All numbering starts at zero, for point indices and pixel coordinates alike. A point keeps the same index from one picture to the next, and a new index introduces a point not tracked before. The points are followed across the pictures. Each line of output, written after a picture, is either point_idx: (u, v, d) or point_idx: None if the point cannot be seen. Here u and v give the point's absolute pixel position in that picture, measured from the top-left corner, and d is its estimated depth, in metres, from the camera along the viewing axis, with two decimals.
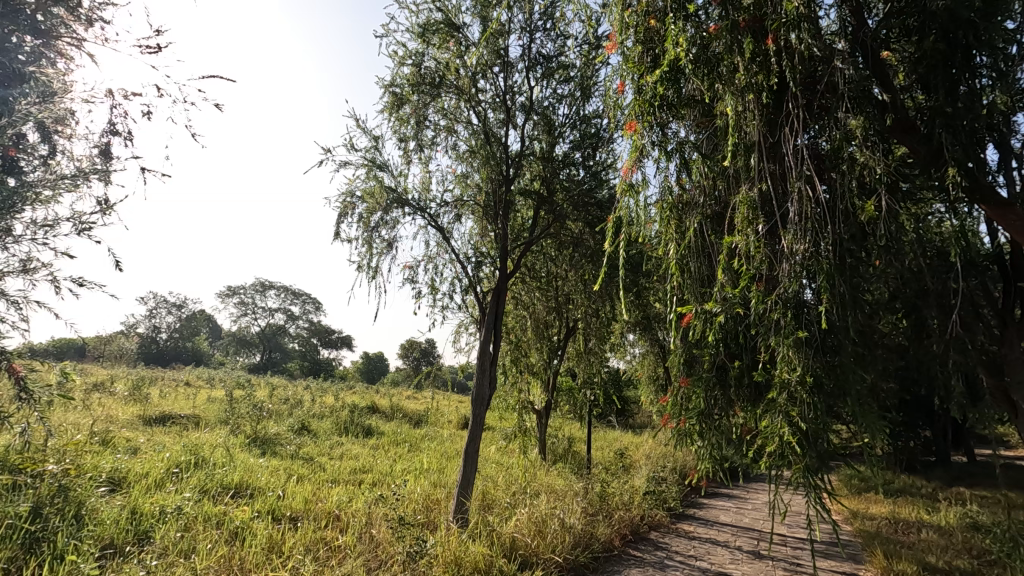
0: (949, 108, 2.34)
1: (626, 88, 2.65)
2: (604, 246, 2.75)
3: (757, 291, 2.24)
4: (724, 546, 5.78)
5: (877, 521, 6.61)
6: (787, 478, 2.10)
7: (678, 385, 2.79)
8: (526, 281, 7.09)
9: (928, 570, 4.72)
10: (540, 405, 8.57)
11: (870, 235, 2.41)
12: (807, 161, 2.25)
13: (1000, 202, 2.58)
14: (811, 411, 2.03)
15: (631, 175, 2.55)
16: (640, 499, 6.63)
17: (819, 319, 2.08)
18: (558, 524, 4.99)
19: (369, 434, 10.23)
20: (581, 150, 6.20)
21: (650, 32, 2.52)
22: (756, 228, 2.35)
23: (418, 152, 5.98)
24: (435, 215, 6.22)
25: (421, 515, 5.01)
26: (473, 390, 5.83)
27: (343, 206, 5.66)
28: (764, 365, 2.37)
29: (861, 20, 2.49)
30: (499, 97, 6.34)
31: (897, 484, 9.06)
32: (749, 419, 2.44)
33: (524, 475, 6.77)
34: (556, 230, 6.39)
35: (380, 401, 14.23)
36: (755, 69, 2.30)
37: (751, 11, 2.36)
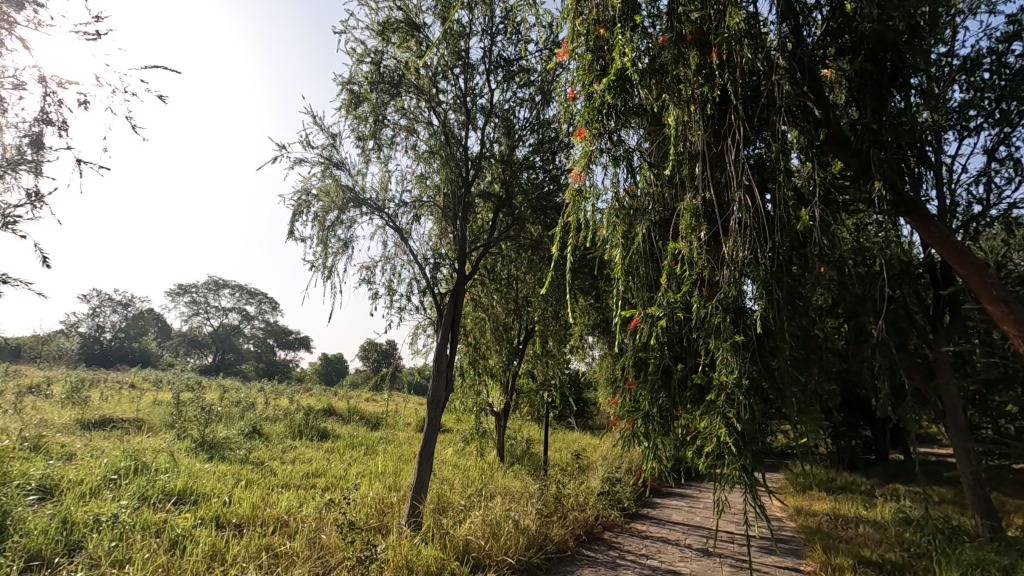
0: (876, 125, 2.47)
1: (577, 94, 2.69)
2: (553, 251, 2.79)
3: (698, 296, 2.33)
4: (674, 544, 5.91)
5: (819, 517, 6.91)
6: (724, 476, 2.17)
7: (626, 387, 2.85)
8: (485, 283, 7.10)
9: (863, 562, 4.97)
10: (499, 407, 8.59)
11: (806, 242, 2.52)
12: (747, 171, 2.34)
13: (923, 215, 2.75)
14: (747, 412, 2.11)
15: (581, 182, 2.59)
16: (595, 499, 6.73)
17: (755, 324, 2.17)
18: (513, 526, 5.02)
19: (324, 437, 10.03)
20: (540, 154, 6.27)
21: (599, 41, 2.55)
22: (699, 236, 2.44)
23: (377, 152, 5.92)
24: (393, 215, 6.16)
25: (374, 519, 4.94)
26: (429, 392, 5.78)
27: (298, 203, 5.54)
28: (705, 368, 2.45)
29: (800, 37, 2.58)
30: (460, 98, 6.35)
31: (839, 481, 9.49)
32: (691, 420, 2.51)
33: (481, 477, 6.77)
34: (515, 233, 6.45)
35: (337, 403, 13.96)
36: (700, 82, 2.39)
37: (697, 25, 2.45)
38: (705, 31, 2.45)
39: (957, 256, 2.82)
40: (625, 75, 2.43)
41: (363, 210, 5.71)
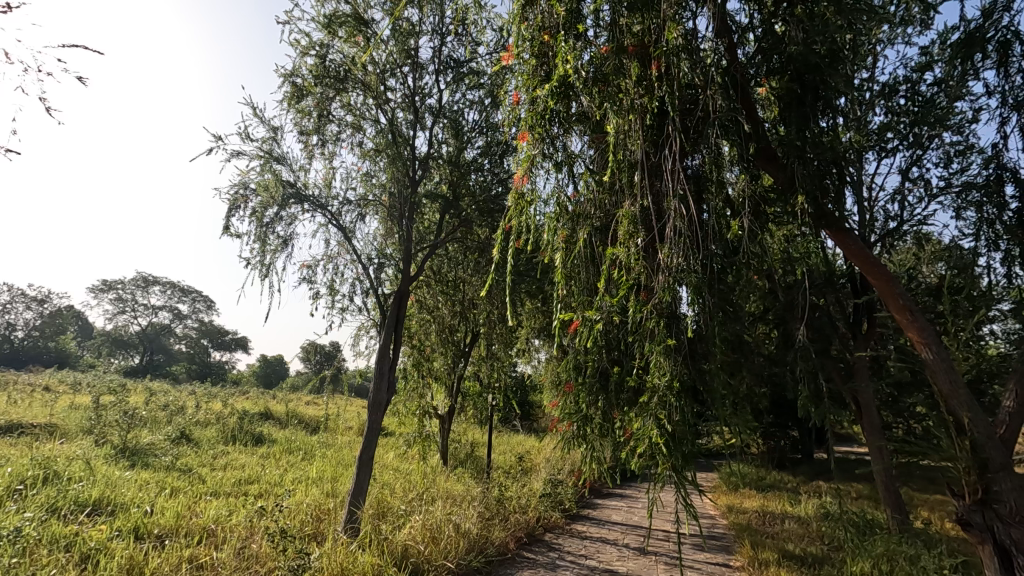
0: (799, 142, 2.62)
1: (521, 98, 2.71)
2: (494, 254, 2.79)
3: (634, 300, 2.39)
4: (613, 544, 6.03)
5: (749, 514, 7.23)
6: (655, 477, 2.22)
7: (566, 389, 2.89)
8: (430, 285, 7.03)
9: (786, 556, 5.23)
10: (444, 410, 8.51)
11: (737, 251, 2.63)
12: (682, 180, 2.43)
13: (841, 228, 2.92)
14: (678, 414, 2.17)
15: (523, 186, 2.60)
16: (537, 501, 6.77)
17: (686, 328, 2.25)
18: (453, 530, 4.98)
19: (259, 442, 9.61)
20: (488, 157, 6.28)
21: (544, 47, 2.57)
22: (637, 242, 2.52)
23: (321, 148, 5.76)
24: (336, 214, 6.01)
25: (308, 527, 4.78)
26: (370, 395, 5.66)
27: (234, 197, 5.30)
28: (640, 371, 2.51)
29: (734, 54, 2.72)
30: (408, 97, 6.28)
31: (769, 479, 9.97)
32: (627, 421, 2.57)
33: (423, 481, 6.68)
34: (463, 235, 6.62)
35: (275, 407, 13.42)
36: (640, 92, 2.50)
37: (638, 37, 2.53)
38: (646, 44, 2.53)
39: (870, 268, 3.00)
40: (568, 82, 2.47)
41: (305, 207, 5.53)
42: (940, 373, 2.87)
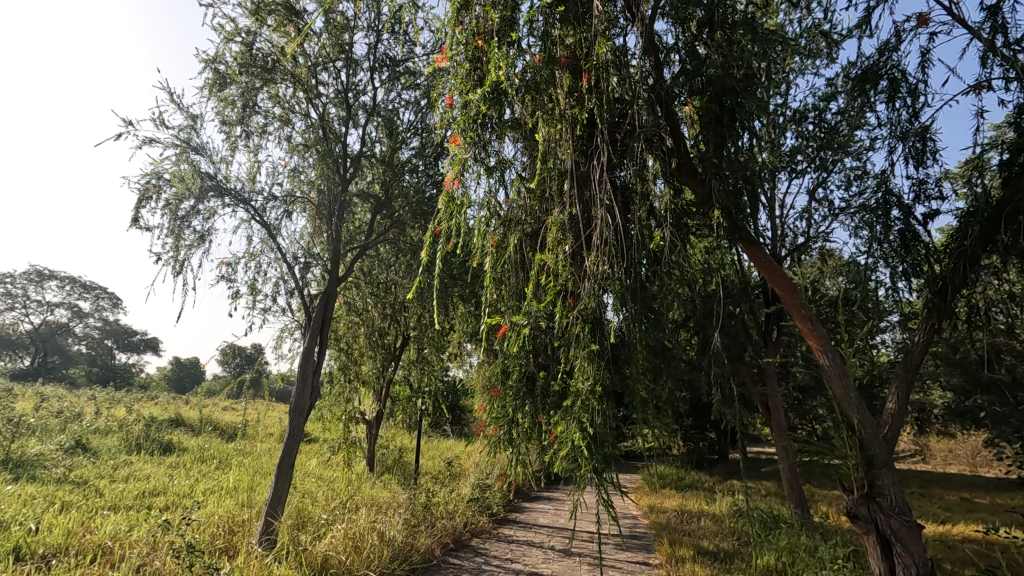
0: (716, 160, 2.79)
1: (454, 101, 2.71)
2: (422, 257, 2.76)
3: (560, 306, 2.45)
4: (539, 547, 6.09)
5: (668, 513, 7.53)
6: (577, 479, 2.27)
7: (492, 393, 2.90)
8: (359, 287, 7.02)
9: (701, 552, 5.49)
10: (371, 415, 8.28)
11: (658, 260, 2.75)
12: (608, 190, 2.51)
13: (752, 242, 3.12)
14: (600, 417, 2.24)
15: (453, 189, 2.59)
16: (464, 506, 6.73)
17: (609, 334, 2.33)
18: (377, 538, 4.86)
19: (168, 451, 8.95)
20: (422, 158, 6.22)
21: (477, 51, 2.57)
22: (565, 248, 2.58)
23: (244, 141, 5.48)
24: (260, 209, 5.73)
25: (220, 540, 4.51)
26: (291, 400, 5.41)
27: (145, 187, 4.93)
28: (565, 375, 2.57)
29: (659, 73, 2.86)
30: (341, 93, 6.11)
31: (688, 479, 10.45)
32: (550, 425, 2.61)
33: (347, 489, 6.46)
34: (395, 236, 6.47)
35: (188, 413, 12.55)
36: (571, 103, 2.56)
37: (570, 50, 2.61)
38: (577, 57, 2.61)
39: (776, 280, 3.23)
40: (500, 88, 2.49)
41: (225, 201, 5.23)
42: (834, 379, 3.13)
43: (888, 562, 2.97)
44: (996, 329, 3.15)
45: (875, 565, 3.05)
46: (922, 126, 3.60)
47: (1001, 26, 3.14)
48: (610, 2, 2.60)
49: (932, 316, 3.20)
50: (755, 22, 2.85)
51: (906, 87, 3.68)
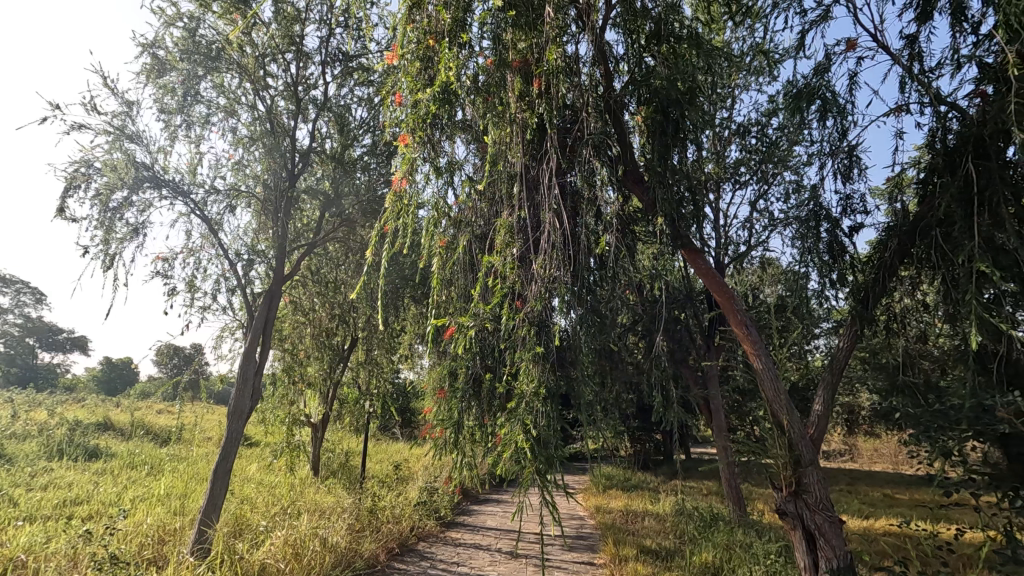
0: (660, 169, 2.90)
1: (404, 99, 2.68)
2: (368, 256, 2.72)
3: (507, 308, 2.47)
4: (486, 549, 6.08)
5: (614, 513, 7.66)
6: (520, 480, 2.28)
7: (438, 394, 2.88)
8: (306, 286, 6.81)
9: (644, 550, 5.62)
10: (317, 418, 8.04)
11: (604, 264, 2.81)
12: (556, 195, 2.56)
13: (694, 249, 3.23)
14: (544, 419, 2.25)
15: (402, 188, 2.57)
16: (411, 510, 6.63)
17: (554, 336, 2.37)
18: (319, 544, 4.73)
19: (94, 457, 8.41)
20: (374, 156, 6.13)
21: (429, 51, 2.56)
22: (512, 251, 2.60)
23: (185, 131, 5.24)
24: (200, 203, 5.48)
25: (148, 550, 4.28)
26: (230, 402, 5.20)
27: (72, 175, 4.63)
28: (510, 378, 2.58)
29: (607, 81, 2.93)
30: (290, 86, 5.94)
31: (634, 480, 10.69)
32: (495, 426, 2.61)
33: (288, 494, 6.25)
34: (345, 234, 6.39)
35: (118, 417, 11.84)
36: (522, 106, 2.58)
37: (522, 54, 2.64)
38: (528, 61, 2.65)
39: (715, 287, 3.36)
40: (450, 89, 2.49)
41: (162, 193, 4.98)
42: (766, 381, 3.30)
43: (811, 556, 3.13)
44: (911, 336, 3.38)
45: (801, 559, 3.21)
46: (851, 145, 3.81)
47: (918, 53, 3.38)
48: (562, 9, 2.64)
49: (855, 323, 3.40)
50: (700, 37, 2.95)
51: (837, 107, 3.89)
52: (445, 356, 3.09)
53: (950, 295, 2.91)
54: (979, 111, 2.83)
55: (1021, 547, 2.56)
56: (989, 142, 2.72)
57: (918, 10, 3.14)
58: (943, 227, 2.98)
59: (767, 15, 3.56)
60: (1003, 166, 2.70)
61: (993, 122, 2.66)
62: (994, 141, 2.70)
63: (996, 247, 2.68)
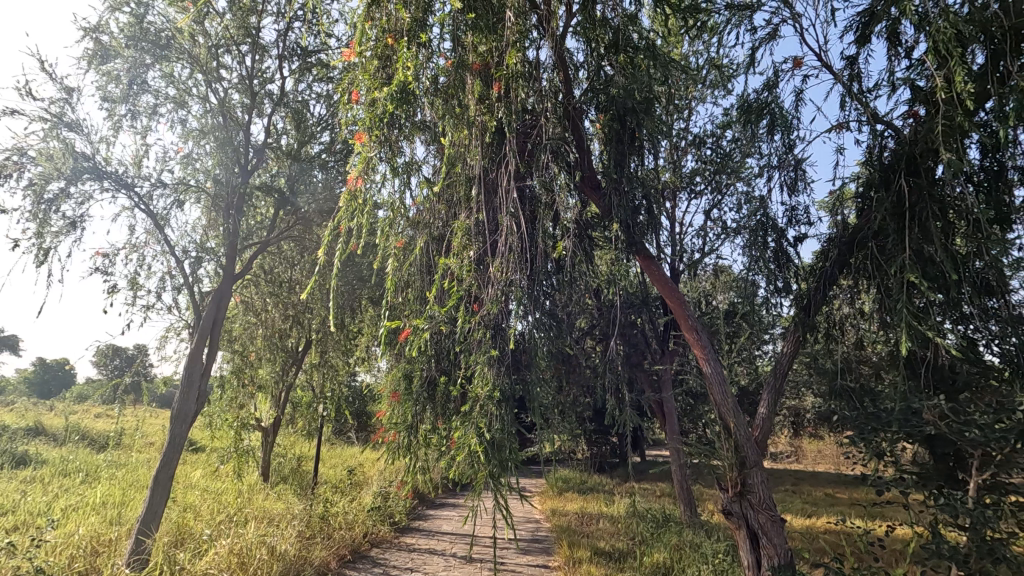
0: (615, 176, 2.96)
1: (360, 97, 2.64)
2: (321, 256, 2.67)
3: (463, 311, 2.46)
4: (440, 554, 6.02)
5: (569, 516, 7.72)
6: (473, 484, 2.26)
7: (392, 397, 2.83)
8: (258, 285, 6.73)
9: (598, 552, 5.68)
10: (268, 421, 7.78)
11: (561, 269, 2.83)
12: (513, 198, 2.58)
13: (648, 255, 3.29)
14: (498, 422, 2.25)
15: (357, 187, 2.53)
16: (365, 516, 6.49)
17: (509, 339, 2.39)
18: (266, 553, 4.57)
19: (22, 463, 7.89)
20: (332, 154, 6.02)
21: (387, 49, 2.53)
22: (469, 254, 2.60)
23: (130, 121, 5.00)
24: (145, 197, 5.25)
25: (79, 563, 4.05)
26: (174, 405, 4.97)
27: (2, 164, 4.34)
28: (465, 381, 2.57)
29: (566, 87, 2.97)
30: (245, 79, 5.76)
31: (590, 482, 10.80)
32: (448, 430, 2.59)
33: (235, 501, 6.02)
34: (301, 233, 6.22)
35: (51, 421, 11.15)
36: (482, 110, 2.60)
37: (482, 57, 2.65)
38: (488, 65, 2.66)
39: (667, 292, 3.45)
40: (408, 90, 2.47)
41: (103, 185, 4.73)
42: (714, 385, 3.40)
43: (754, 554, 3.24)
44: (849, 342, 3.56)
45: (745, 557, 3.32)
46: (797, 159, 3.98)
47: (858, 74, 3.56)
48: (522, 15, 2.66)
49: (798, 329, 3.55)
50: (656, 49, 3.05)
51: (784, 122, 4.05)
52: (399, 358, 3.06)
53: (883, 304, 3.07)
54: (911, 130, 3.00)
55: (944, 542, 2.72)
56: (920, 160, 2.89)
57: (858, 33, 3.31)
58: (878, 239, 3.15)
59: (720, 31, 3.68)
60: (932, 183, 2.89)
61: (923, 142, 2.84)
62: (924, 159, 2.88)
63: (925, 260, 2.85)
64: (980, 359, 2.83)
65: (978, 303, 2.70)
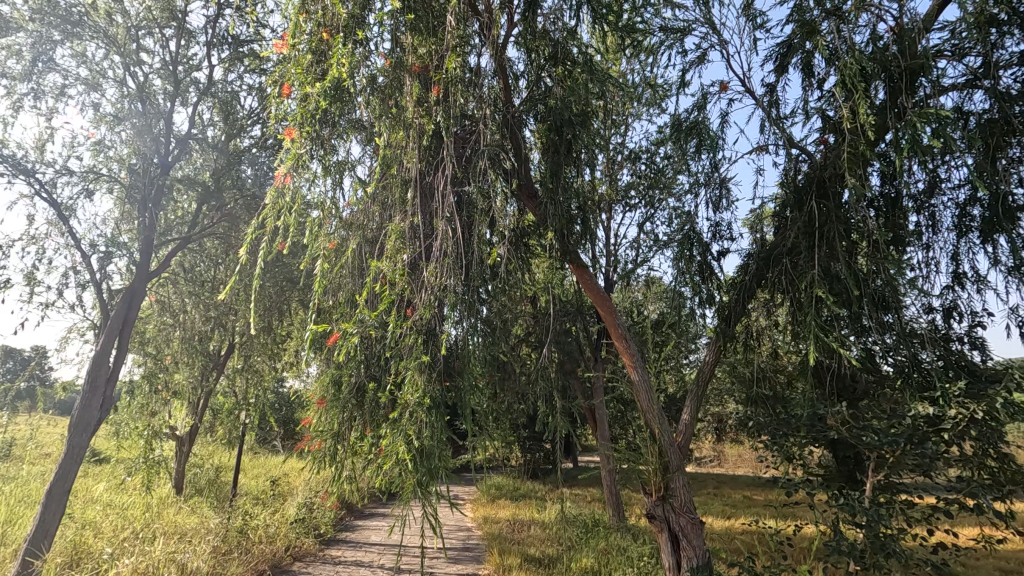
0: (551, 186, 3.01)
1: (292, 91, 2.53)
2: (244, 255, 2.53)
3: (395, 315, 2.42)
4: (367, 566, 5.82)
5: (500, 523, 7.70)
6: (400, 494, 2.20)
7: (318, 404, 2.74)
8: (177, 284, 6.38)
9: (528, 558, 5.69)
10: (183, 430, 7.26)
11: (496, 275, 2.82)
12: (449, 202, 2.56)
13: (582, 264, 3.35)
14: (428, 430, 2.21)
15: (285, 185, 2.43)
16: (287, 529, 6.18)
17: (442, 345, 2.36)
18: (174, 571, 4.24)
19: None
20: (262, 148, 5.82)
21: (322, 45, 2.46)
22: (403, 257, 2.55)
23: (33, 101, 4.59)
24: (48, 185, 4.82)
25: None
26: (74, 413, 4.62)
27: None
28: (394, 388, 2.51)
29: (506, 96, 3.00)
30: (168, 65, 5.44)
31: (523, 489, 10.85)
32: (376, 437, 2.52)
33: (143, 516, 5.57)
34: (226, 230, 5.88)
35: None
36: (420, 112, 2.57)
37: (422, 59, 2.63)
38: (428, 68, 2.64)
39: (599, 300, 3.54)
40: (343, 87, 2.40)
41: None
42: (641, 391, 3.52)
43: (675, 556, 3.36)
44: (765, 353, 3.78)
45: (666, 559, 3.43)
46: (722, 177, 4.20)
47: (777, 101, 3.81)
48: (463, 21, 2.67)
49: (719, 339, 3.73)
50: (593, 63, 3.11)
51: (711, 142, 4.27)
52: (327, 363, 2.95)
53: (795, 317, 3.29)
54: (822, 156, 3.23)
55: (844, 538, 2.93)
56: (828, 183, 3.13)
57: (777, 62, 3.52)
58: (792, 256, 3.38)
59: (656, 51, 3.83)
60: (838, 206, 3.12)
61: (832, 167, 3.07)
62: (832, 183, 3.11)
63: (831, 276, 3.08)
64: (877, 369, 3.08)
65: (876, 317, 2.95)
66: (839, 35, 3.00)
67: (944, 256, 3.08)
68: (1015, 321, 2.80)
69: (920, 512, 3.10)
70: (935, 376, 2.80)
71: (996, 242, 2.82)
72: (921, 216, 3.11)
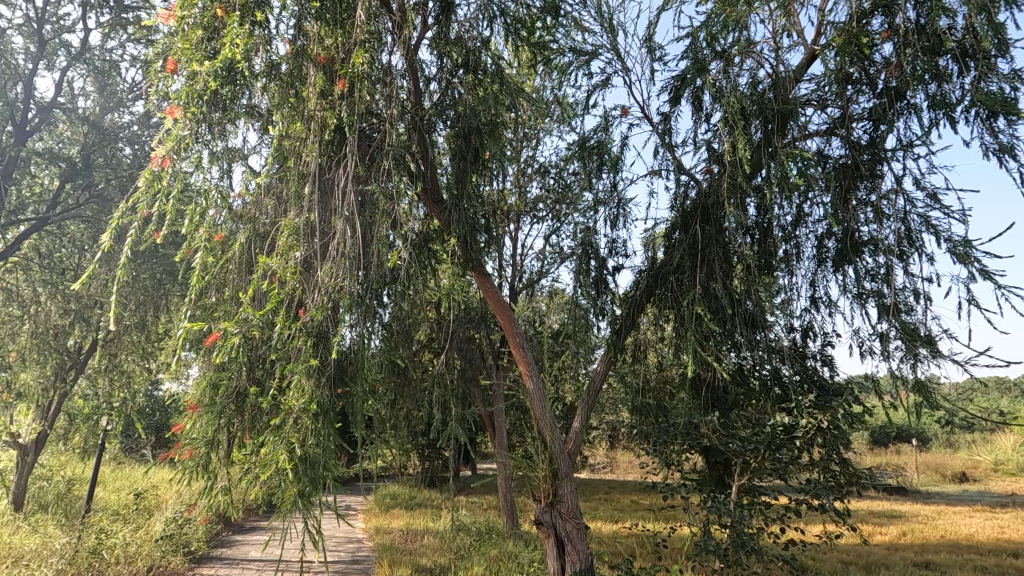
0: (456, 192, 3.00)
1: (178, 68, 2.35)
2: (111, 242, 2.28)
3: (283, 316, 2.30)
4: None
5: (393, 534, 7.48)
6: (278, 504, 2.06)
7: (192, 408, 2.52)
8: (29, 272, 6.02)
9: (420, 569, 5.57)
10: (27, 438, 6.32)
11: (396, 278, 2.76)
12: (348, 200, 2.47)
13: (484, 271, 3.36)
14: (312, 437, 2.10)
15: (163, 168, 2.23)
16: (151, 546, 5.57)
17: (332, 348, 2.26)
18: None
19: None
20: (143, 126, 5.33)
21: (216, 21, 2.29)
22: (295, 255, 2.43)
23: None
24: None
25: None
26: None
27: None
28: (278, 393, 2.36)
29: (415, 97, 2.96)
30: (33, 21, 4.82)
31: (419, 497, 10.65)
32: (254, 444, 2.35)
33: None
34: (96, 212, 5.27)
35: None
36: (323, 105, 2.48)
37: (328, 51, 2.54)
38: (333, 60, 2.56)
39: (498, 308, 3.58)
40: (237, 70, 2.26)
41: None
42: (535, 399, 3.60)
43: (561, 560, 3.45)
44: (651, 365, 3.94)
45: (551, 564, 3.51)
46: (620, 197, 4.42)
47: (671, 129, 4.09)
48: (375, 17, 2.61)
49: (610, 351, 3.90)
50: (504, 76, 3.13)
51: (612, 163, 4.49)
52: (205, 362, 2.74)
53: (678, 331, 3.52)
54: (707, 183, 3.49)
55: (712, 538, 3.16)
56: (711, 210, 3.40)
57: (672, 93, 3.77)
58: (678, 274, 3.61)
59: (567, 70, 3.96)
60: (720, 231, 3.39)
61: (715, 195, 3.34)
62: (715, 210, 3.38)
63: (710, 295, 3.34)
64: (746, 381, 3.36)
65: (747, 334, 3.22)
66: (725, 75, 3.28)
67: (805, 282, 3.44)
68: (858, 342, 3.18)
69: (776, 512, 3.45)
70: (792, 390, 3.11)
71: (845, 272, 3.19)
72: (788, 245, 3.42)
